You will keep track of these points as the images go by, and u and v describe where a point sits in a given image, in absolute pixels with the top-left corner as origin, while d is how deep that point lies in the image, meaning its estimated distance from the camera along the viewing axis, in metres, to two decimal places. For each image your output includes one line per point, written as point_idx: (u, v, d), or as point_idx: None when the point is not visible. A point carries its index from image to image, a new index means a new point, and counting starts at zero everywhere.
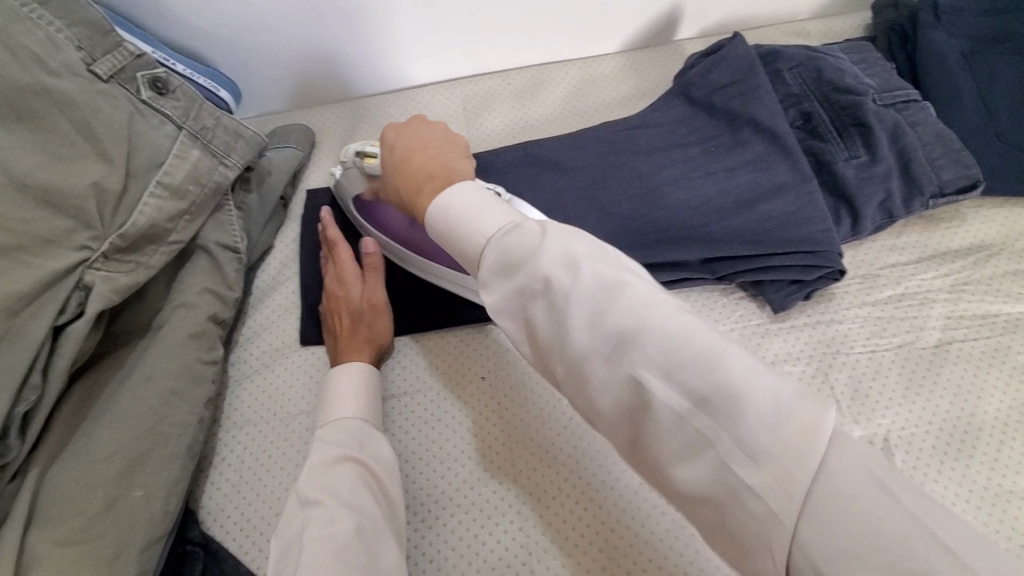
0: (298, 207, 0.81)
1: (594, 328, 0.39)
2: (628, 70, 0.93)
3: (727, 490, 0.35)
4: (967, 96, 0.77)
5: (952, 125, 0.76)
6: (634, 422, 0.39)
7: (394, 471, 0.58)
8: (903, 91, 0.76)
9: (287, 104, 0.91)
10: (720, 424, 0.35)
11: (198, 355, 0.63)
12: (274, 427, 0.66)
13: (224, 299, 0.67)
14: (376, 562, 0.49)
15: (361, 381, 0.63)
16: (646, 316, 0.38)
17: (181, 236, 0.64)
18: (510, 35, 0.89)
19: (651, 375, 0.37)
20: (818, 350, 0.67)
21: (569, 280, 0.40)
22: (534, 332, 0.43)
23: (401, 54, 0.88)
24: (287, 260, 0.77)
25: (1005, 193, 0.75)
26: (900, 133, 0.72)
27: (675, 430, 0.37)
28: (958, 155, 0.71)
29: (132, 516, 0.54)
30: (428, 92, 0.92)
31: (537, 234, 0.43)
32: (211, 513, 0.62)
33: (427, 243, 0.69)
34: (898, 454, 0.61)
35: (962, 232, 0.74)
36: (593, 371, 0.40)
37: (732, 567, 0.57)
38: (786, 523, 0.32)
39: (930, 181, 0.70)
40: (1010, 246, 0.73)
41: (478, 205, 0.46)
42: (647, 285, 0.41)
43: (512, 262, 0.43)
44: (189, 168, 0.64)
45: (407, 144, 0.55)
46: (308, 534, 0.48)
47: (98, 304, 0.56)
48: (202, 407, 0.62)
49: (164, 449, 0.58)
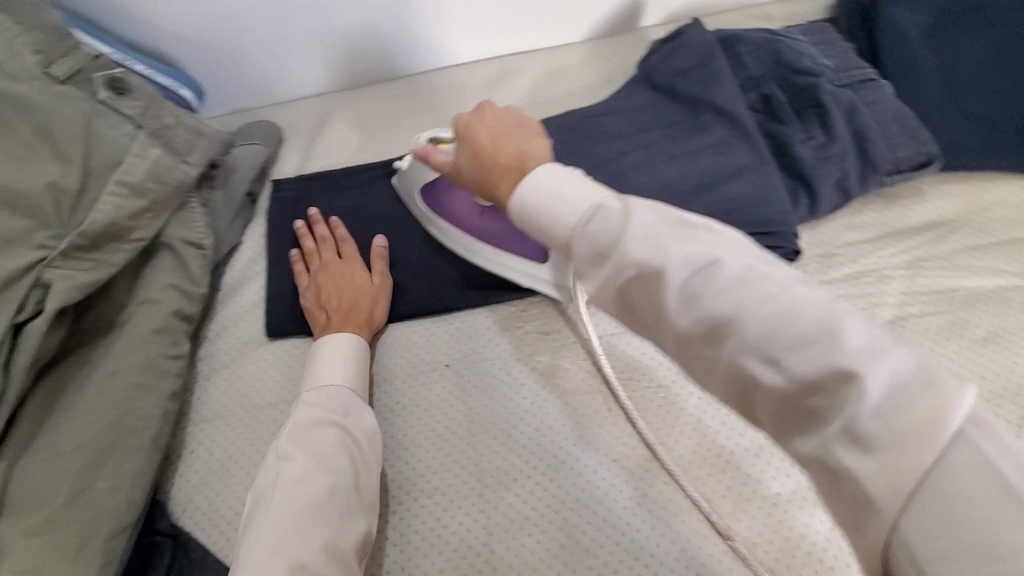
0: (266, 203, 0.82)
1: (687, 308, 0.36)
2: (594, 57, 0.93)
3: (844, 481, 0.29)
4: (926, 73, 0.77)
5: (911, 103, 0.76)
6: (747, 405, 0.35)
7: (374, 440, 0.59)
8: (860, 71, 0.77)
9: (255, 102, 0.92)
10: (839, 409, 0.30)
11: (162, 350, 0.64)
12: (241, 419, 0.67)
13: (189, 296, 0.68)
14: (342, 519, 0.51)
15: (349, 354, 0.64)
16: (746, 290, 0.34)
17: (143, 234, 0.65)
18: (475, 26, 0.89)
19: (752, 360, 0.33)
20: None
21: (659, 255, 0.36)
22: (632, 314, 0.40)
23: (365, 49, 0.89)
24: (255, 256, 0.78)
25: (965, 169, 0.75)
26: (857, 113, 0.73)
27: (793, 414, 0.32)
28: (914, 132, 0.72)
29: (96, 507, 0.55)
30: (395, 86, 0.93)
31: (621, 210, 0.39)
32: (179, 505, 0.63)
33: (501, 234, 0.70)
34: None
35: (921, 209, 0.74)
36: (698, 351, 0.36)
37: (687, 544, 0.57)
38: (888, 511, 0.27)
39: (886, 160, 0.71)
40: (971, 221, 0.73)
41: (556, 183, 0.43)
42: (753, 256, 0.36)
43: (602, 247, 0.39)
44: (149, 166, 0.65)
45: (481, 131, 0.51)
46: (274, 489, 0.50)
47: (57, 302, 0.57)
48: (167, 401, 0.63)
49: (129, 442, 0.59)
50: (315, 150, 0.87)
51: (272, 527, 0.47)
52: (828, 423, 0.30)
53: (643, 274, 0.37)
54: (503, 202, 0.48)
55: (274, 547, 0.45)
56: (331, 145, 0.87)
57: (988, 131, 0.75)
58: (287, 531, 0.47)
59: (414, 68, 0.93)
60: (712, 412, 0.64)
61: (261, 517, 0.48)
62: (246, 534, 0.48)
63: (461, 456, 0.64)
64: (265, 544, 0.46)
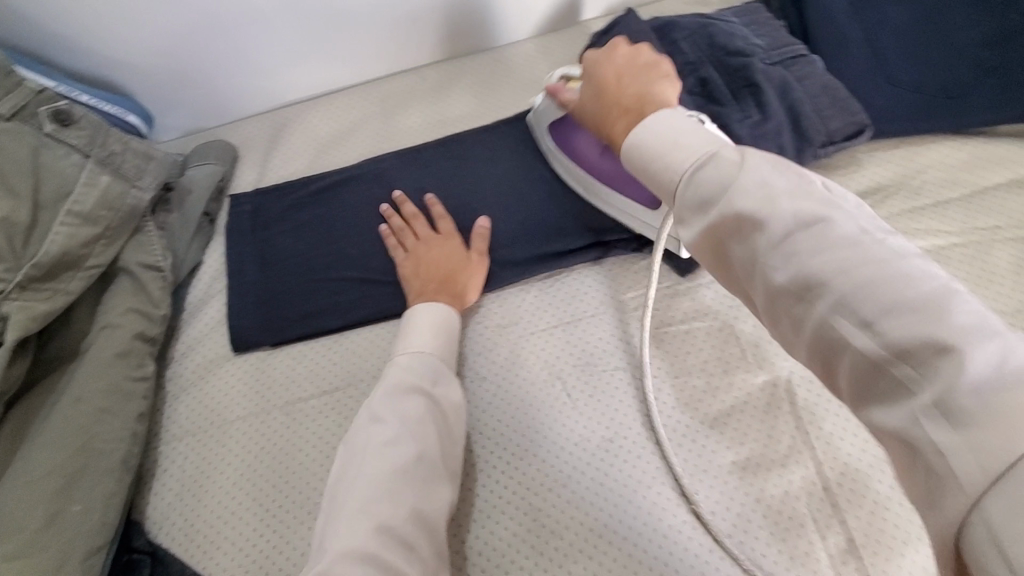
0: (224, 221, 0.83)
1: (786, 265, 0.37)
2: (539, 54, 0.94)
3: (922, 447, 0.30)
4: (854, 45, 0.80)
5: (841, 75, 0.79)
6: (833, 367, 0.36)
7: (458, 411, 0.59)
8: (790, 47, 0.79)
9: (208, 121, 0.93)
10: (931, 378, 0.30)
11: (126, 373, 0.65)
12: (211, 434, 0.69)
13: (151, 317, 0.69)
14: (427, 490, 0.52)
15: (440, 325, 0.65)
16: (851, 254, 0.35)
17: (99, 260, 0.66)
18: (419, 32, 0.91)
19: (847, 322, 0.34)
20: (723, 303, 0.70)
21: (768, 211, 0.38)
22: (727, 266, 0.42)
23: (312, 62, 0.90)
24: (217, 273, 0.79)
25: (898, 135, 0.77)
26: (788, 89, 0.75)
27: (879, 379, 0.33)
28: (843, 104, 0.74)
29: (71, 529, 0.57)
30: (347, 96, 0.94)
31: (736, 158, 0.41)
32: (155, 522, 0.65)
33: (616, 174, 0.71)
34: (800, 392, 0.64)
35: (860, 176, 0.76)
36: (783, 305, 0.38)
37: (650, 515, 0.60)
38: (969, 485, 0.27)
39: (819, 133, 0.73)
40: (906, 184, 0.75)
41: (678, 126, 0.46)
42: (872, 228, 0.36)
43: (708, 197, 0.42)
44: (99, 194, 0.66)
45: (607, 71, 0.56)
46: (366, 456, 0.51)
47: (14, 333, 0.58)
48: (135, 421, 0.64)
49: (98, 464, 0.60)
50: (271, 164, 0.88)
51: (363, 492, 0.49)
52: (912, 386, 0.31)
53: (744, 227, 0.39)
54: (616, 141, 0.53)
55: (366, 510, 0.48)
56: (284, 159, 0.89)
57: (916, 97, 0.77)
58: (380, 496, 0.49)
59: (364, 77, 0.94)
60: (665, 389, 0.66)
61: (355, 479, 0.50)
62: (334, 499, 0.50)
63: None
64: (354, 508, 0.48)
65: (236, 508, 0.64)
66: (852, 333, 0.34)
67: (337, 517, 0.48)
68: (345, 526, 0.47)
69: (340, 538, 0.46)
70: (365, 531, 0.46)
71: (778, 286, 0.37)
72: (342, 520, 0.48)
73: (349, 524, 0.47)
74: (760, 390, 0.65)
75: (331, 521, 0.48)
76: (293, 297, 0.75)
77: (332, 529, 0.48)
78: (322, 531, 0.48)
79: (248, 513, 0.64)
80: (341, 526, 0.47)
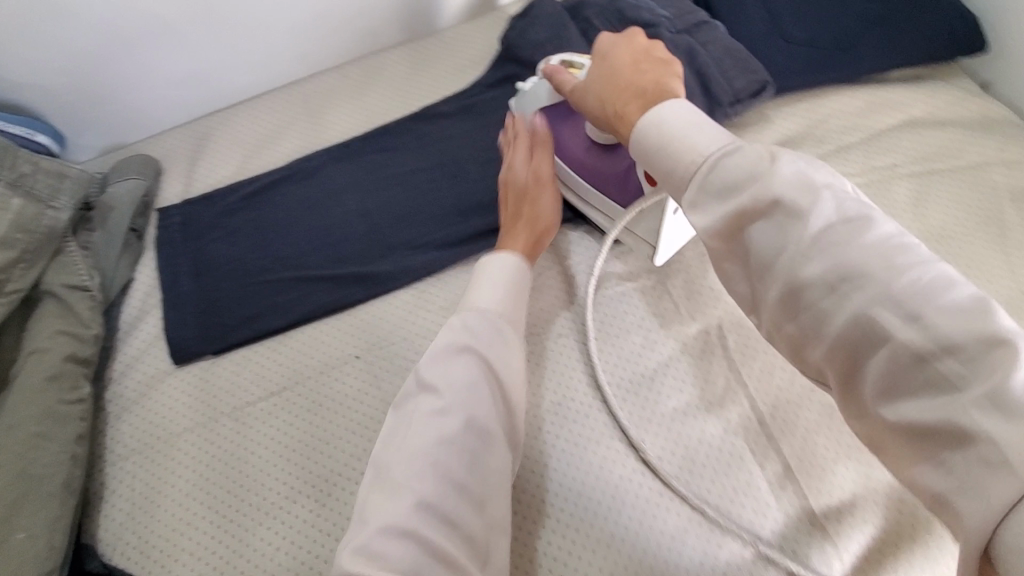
0: (153, 236, 0.82)
1: (822, 257, 0.40)
2: (457, 40, 0.95)
3: (960, 438, 0.34)
4: (751, 8, 0.84)
5: (741, 36, 0.83)
6: (855, 353, 0.39)
7: (517, 377, 0.57)
8: (693, 16, 0.83)
9: (125, 134, 0.90)
10: (976, 373, 0.34)
11: (59, 397, 0.63)
12: (159, 449, 0.67)
13: (82, 338, 0.67)
14: (483, 462, 0.50)
15: (502, 275, 0.63)
16: (891, 252, 0.39)
17: (19, 285, 0.64)
18: (335, 28, 0.91)
19: (888, 313, 0.37)
20: (653, 262, 0.74)
21: (815, 209, 0.41)
22: (743, 254, 0.45)
23: (226, 65, 0.88)
24: (151, 288, 0.78)
25: (800, 88, 0.82)
26: (694, 55, 0.79)
27: (916, 372, 0.36)
28: (745, 63, 0.79)
29: (16, 557, 0.55)
30: (268, 99, 0.93)
31: (766, 154, 0.43)
32: (107, 544, 0.63)
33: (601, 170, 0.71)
34: (729, 337, 0.68)
35: (771, 130, 0.80)
36: (803, 298, 0.41)
37: (603, 468, 0.62)
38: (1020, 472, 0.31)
39: (725, 92, 0.77)
40: (812, 134, 0.80)
41: (693, 117, 0.47)
42: (902, 232, 0.40)
43: (732, 183, 0.43)
44: (12, 216, 0.64)
45: (624, 57, 0.57)
46: (416, 429, 0.50)
47: None
48: (74, 443, 0.62)
49: (39, 490, 0.58)
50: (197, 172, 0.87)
51: (409, 468, 0.48)
52: (944, 377, 0.35)
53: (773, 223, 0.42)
54: (623, 122, 0.53)
55: (412, 486, 0.47)
56: (208, 166, 0.87)
57: (811, 51, 0.82)
58: (426, 471, 0.48)
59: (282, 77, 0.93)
60: (605, 348, 0.69)
61: (399, 456, 0.49)
62: (376, 479, 0.49)
63: (333, 458, 0.65)
64: (395, 488, 0.47)
65: (186, 521, 0.63)
66: (887, 323, 0.37)
67: (382, 495, 0.48)
68: (385, 506, 0.47)
69: (384, 517, 0.46)
70: (407, 510, 0.46)
71: (806, 282, 0.40)
72: (386, 500, 0.47)
73: (395, 501, 0.46)
74: (693, 340, 0.69)
75: (374, 499, 0.48)
76: (231, 303, 0.75)
77: (371, 506, 0.48)
78: (364, 510, 0.48)
79: (199, 524, 0.63)
80: (381, 506, 0.47)
